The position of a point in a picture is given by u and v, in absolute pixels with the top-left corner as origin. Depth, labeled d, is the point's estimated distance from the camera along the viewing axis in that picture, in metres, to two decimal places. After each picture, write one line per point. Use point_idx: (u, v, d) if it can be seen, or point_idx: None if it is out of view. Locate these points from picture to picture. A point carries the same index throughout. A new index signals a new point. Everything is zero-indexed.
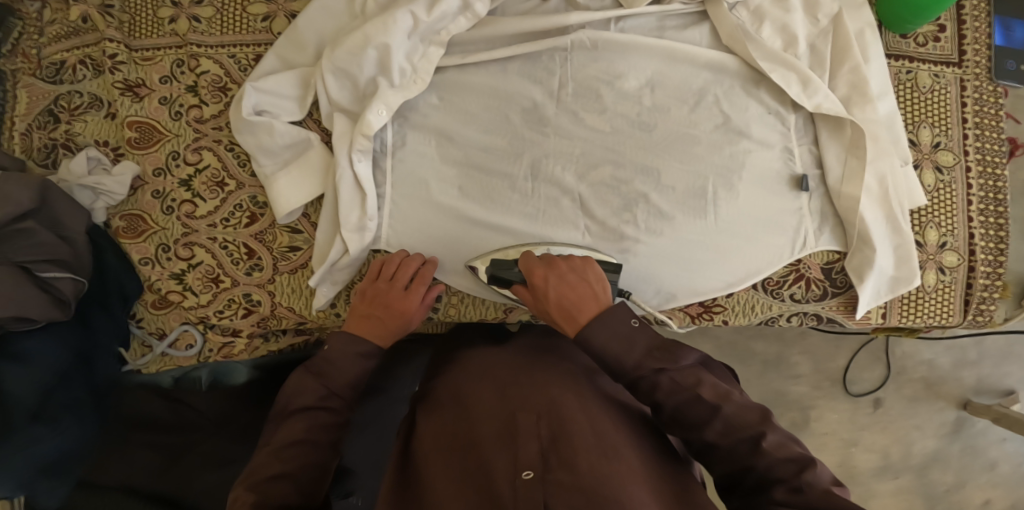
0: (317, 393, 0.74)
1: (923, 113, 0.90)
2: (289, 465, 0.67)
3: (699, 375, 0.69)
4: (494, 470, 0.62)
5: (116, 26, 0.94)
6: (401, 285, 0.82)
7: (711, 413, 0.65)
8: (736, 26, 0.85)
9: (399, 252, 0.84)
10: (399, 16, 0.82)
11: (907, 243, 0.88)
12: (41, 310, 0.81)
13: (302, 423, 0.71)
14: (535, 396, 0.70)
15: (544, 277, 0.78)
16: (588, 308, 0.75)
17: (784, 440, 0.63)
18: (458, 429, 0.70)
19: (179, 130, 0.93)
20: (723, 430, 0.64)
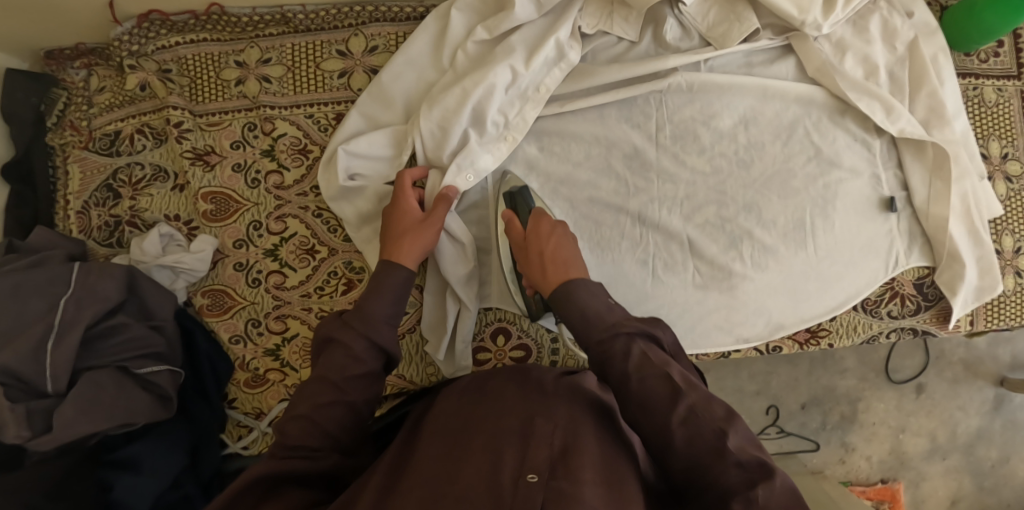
0: (336, 324, 0.67)
1: (991, 127, 0.94)
2: (305, 407, 0.61)
3: (669, 363, 0.60)
4: (498, 463, 0.55)
5: (178, 91, 0.88)
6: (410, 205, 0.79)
7: (672, 397, 0.57)
8: (823, 59, 0.86)
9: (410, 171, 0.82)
10: (498, 70, 0.81)
11: (989, 254, 0.91)
12: (146, 410, 0.77)
13: (324, 363, 0.65)
14: (558, 410, 0.64)
15: (546, 227, 0.76)
16: (572, 266, 0.72)
17: (745, 443, 0.54)
18: (468, 426, 0.63)
19: (258, 199, 0.88)
20: (703, 433, 0.54)
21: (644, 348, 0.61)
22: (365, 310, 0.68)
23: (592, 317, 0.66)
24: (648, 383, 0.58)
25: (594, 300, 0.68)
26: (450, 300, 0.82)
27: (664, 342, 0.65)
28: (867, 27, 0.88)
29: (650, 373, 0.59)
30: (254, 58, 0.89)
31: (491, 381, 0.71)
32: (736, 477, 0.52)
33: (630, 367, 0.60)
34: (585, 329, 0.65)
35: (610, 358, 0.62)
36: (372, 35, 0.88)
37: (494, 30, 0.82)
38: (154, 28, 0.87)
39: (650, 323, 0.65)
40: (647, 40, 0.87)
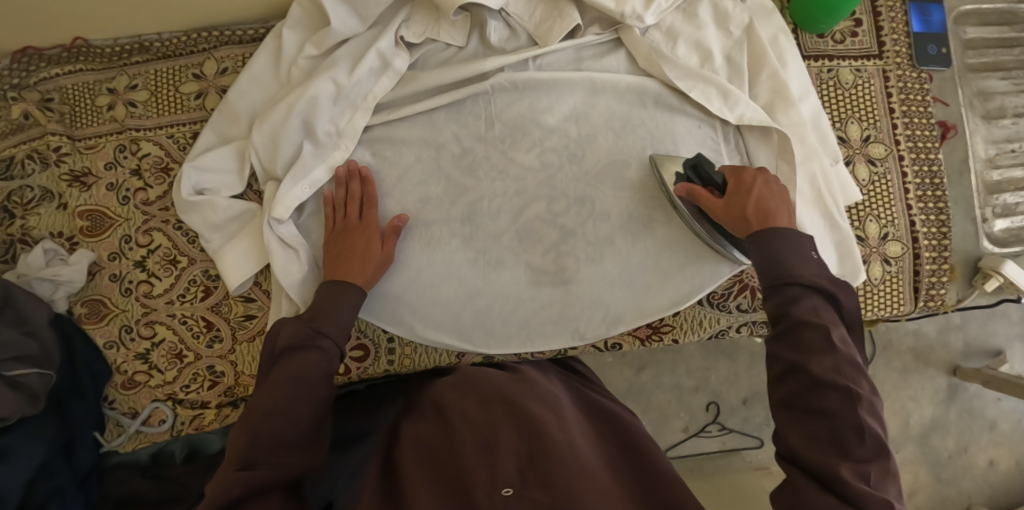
0: (306, 330, 0.73)
1: (850, 109, 0.91)
2: (281, 402, 0.67)
3: (834, 321, 0.65)
4: (471, 482, 0.63)
5: (57, 119, 0.97)
6: (356, 217, 0.85)
7: (828, 350, 0.62)
8: (649, 48, 0.86)
9: (348, 180, 0.86)
10: (320, 83, 0.85)
11: (847, 240, 0.88)
12: (13, 407, 0.83)
13: (288, 368, 0.70)
14: (516, 420, 0.72)
15: (750, 175, 0.77)
16: (776, 220, 0.72)
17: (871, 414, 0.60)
18: (440, 444, 0.71)
19: (128, 214, 0.95)
20: (835, 395, 0.61)
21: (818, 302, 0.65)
22: (338, 319, 0.77)
23: (788, 260, 0.68)
24: (808, 340, 0.63)
25: (799, 248, 0.69)
26: (287, 304, 0.87)
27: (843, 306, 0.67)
28: (697, 14, 0.87)
29: (815, 321, 0.64)
30: (123, 84, 0.96)
31: (445, 397, 0.78)
32: (864, 447, 0.59)
33: (806, 311, 0.64)
34: (778, 265, 0.68)
35: (788, 303, 0.66)
36: (222, 57, 0.95)
37: (320, 46, 0.86)
38: (33, 62, 0.95)
39: (838, 286, 0.66)
40: (474, 44, 0.89)
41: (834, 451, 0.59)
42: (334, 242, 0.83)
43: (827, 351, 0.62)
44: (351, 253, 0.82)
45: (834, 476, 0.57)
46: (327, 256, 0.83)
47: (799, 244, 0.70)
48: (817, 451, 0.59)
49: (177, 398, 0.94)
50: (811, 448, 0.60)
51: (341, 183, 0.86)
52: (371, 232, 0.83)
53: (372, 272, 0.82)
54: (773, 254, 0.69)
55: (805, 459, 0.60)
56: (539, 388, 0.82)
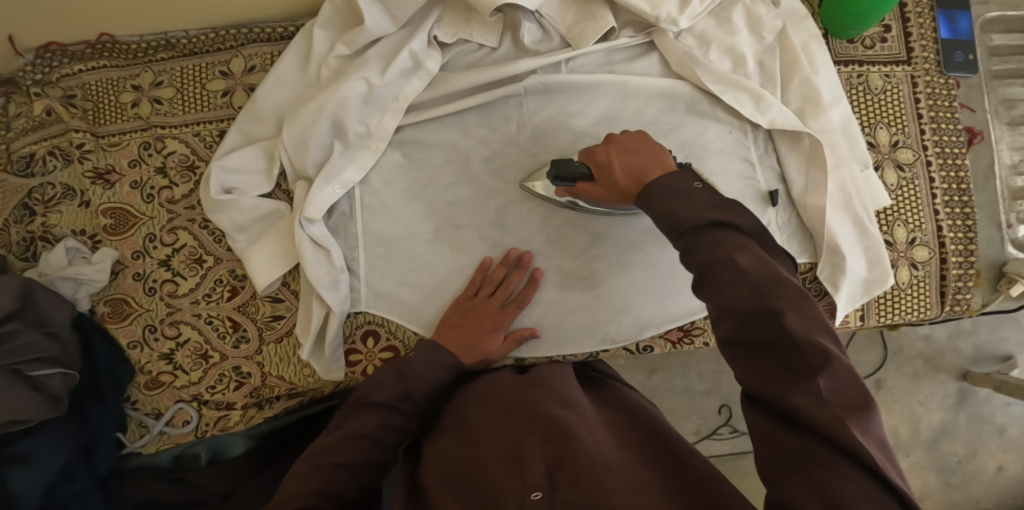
0: (400, 392, 0.74)
1: (879, 115, 0.91)
2: (348, 457, 0.67)
3: (743, 245, 0.57)
4: (501, 494, 0.63)
5: (80, 115, 0.95)
6: (498, 304, 0.85)
7: (737, 278, 0.55)
8: (682, 53, 0.86)
9: (520, 267, 0.86)
10: (352, 83, 0.84)
11: (876, 245, 0.88)
12: (34, 411, 0.82)
13: (362, 423, 0.71)
14: (538, 421, 0.71)
15: (604, 149, 0.74)
16: (649, 173, 0.68)
17: (810, 324, 0.52)
18: (464, 454, 0.70)
19: (153, 213, 0.94)
20: (762, 320, 0.53)
21: (715, 236, 0.58)
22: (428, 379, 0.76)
23: (675, 211, 0.62)
24: (718, 274, 0.56)
25: (683, 190, 0.63)
26: (317, 305, 0.86)
27: (744, 225, 0.59)
28: (730, 19, 0.87)
29: (719, 255, 0.56)
30: (148, 81, 0.95)
31: (468, 409, 0.77)
32: (811, 360, 0.51)
33: (705, 253, 0.57)
34: (669, 219, 0.62)
35: (694, 251, 0.59)
36: (250, 55, 0.94)
37: (352, 45, 0.85)
38: (56, 58, 0.94)
39: (727, 210, 0.59)
40: (507, 45, 0.89)
41: (785, 380, 0.51)
42: (463, 313, 0.84)
43: (739, 278, 0.55)
44: (471, 330, 0.82)
45: (793, 410, 0.50)
46: (446, 325, 0.83)
47: (685, 184, 0.64)
48: (772, 384, 0.51)
49: (202, 399, 0.93)
50: (765, 384, 0.52)
51: (510, 270, 0.86)
52: (501, 326, 0.84)
53: (479, 357, 0.82)
54: (660, 209, 0.63)
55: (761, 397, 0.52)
56: (560, 382, 0.81)
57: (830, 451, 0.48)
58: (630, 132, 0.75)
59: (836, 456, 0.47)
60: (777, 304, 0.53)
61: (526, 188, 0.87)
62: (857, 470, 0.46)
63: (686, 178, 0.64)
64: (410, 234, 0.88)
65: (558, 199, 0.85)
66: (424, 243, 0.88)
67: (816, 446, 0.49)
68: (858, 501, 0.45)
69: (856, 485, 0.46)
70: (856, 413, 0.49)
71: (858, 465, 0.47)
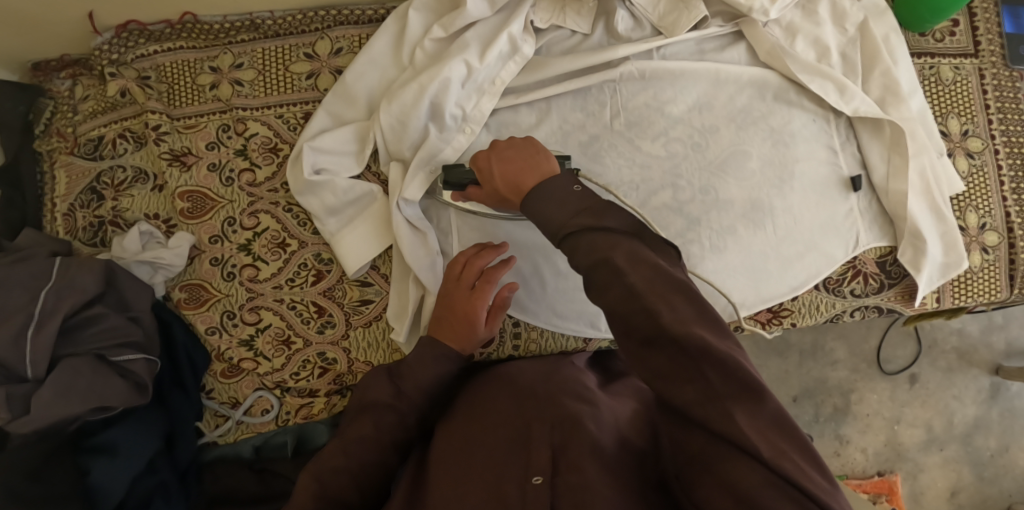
0: (391, 391, 0.74)
1: (949, 105, 0.95)
2: (350, 462, 0.69)
3: (618, 243, 0.57)
4: (504, 480, 0.63)
5: (156, 97, 0.93)
6: (468, 286, 0.80)
7: (610, 279, 0.55)
8: (773, 43, 0.89)
9: (478, 253, 0.81)
10: (453, 65, 0.84)
11: (952, 229, 0.92)
12: (121, 397, 0.79)
13: (361, 426, 0.72)
14: (548, 409, 0.71)
15: (485, 157, 0.72)
16: (525, 180, 0.67)
17: (686, 317, 0.52)
18: (470, 444, 0.70)
19: (232, 196, 0.92)
20: (640, 317, 0.53)
21: (592, 238, 0.58)
22: (423, 380, 0.75)
23: (551, 215, 0.62)
24: (595, 278, 0.56)
25: (560, 195, 0.63)
26: (414, 286, 0.85)
27: (614, 225, 0.59)
28: (816, 10, 0.90)
29: (598, 258, 0.57)
30: (227, 62, 0.93)
31: (484, 396, 0.77)
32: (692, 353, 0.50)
33: (581, 262, 0.58)
34: (545, 225, 0.62)
35: (574, 256, 0.59)
36: (337, 37, 0.92)
37: (450, 28, 0.85)
38: (133, 38, 0.92)
39: (593, 213, 0.60)
40: (600, 32, 0.90)
41: (677, 375, 0.51)
42: (441, 305, 0.80)
43: (614, 278, 0.55)
44: (455, 319, 0.79)
45: (684, 406, 0.51)
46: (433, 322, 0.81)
47: (563, 184, 0.64)
48: (661, 381, 0.52)
49: (285, 387, 0.91)
50: (657, 379, 0.52)
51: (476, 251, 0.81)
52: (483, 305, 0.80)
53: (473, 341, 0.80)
54: (537, 216, 0.63)
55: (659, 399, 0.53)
56: (567, 372, 0.81)
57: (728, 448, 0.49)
58: (516, 139, 0.73)
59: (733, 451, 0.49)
60: (647, 300, 0.53)
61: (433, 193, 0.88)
62: (750, 461, 0.48)
63: (563, 182, 0.64)
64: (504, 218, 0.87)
65: (454, 205, 0.85)
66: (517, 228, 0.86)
67: (714, 441, 0.50)
68: (759, 491, 0.47)
69: (751, 474, 0.48)
70: (743, 398, 0.50)
71: (751, 455, 0.48)
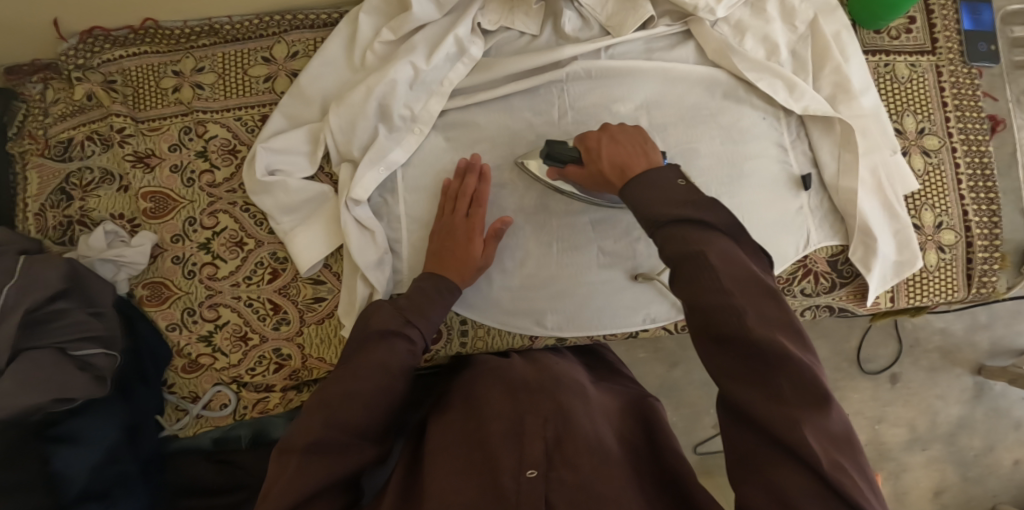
0: (398, 320, 0.76)
1: (905, 103, 0.94)
2: (359, 387, 0.70)
3: (711, 241, 0.59)
4: (497, 466, 0.67)
5: (121, 100, 0.96)
6: (463, 214, 0.85)
7: (698, 274, 0.58)
8: (720, 41, 0.89)
9: (471, 178, 0.85)
10: (400, 67, 0.86)
11: (905, 228, 0.91)
12: (83, 388, 0.81)
13: (373, 354, 0.73)
14: (544, 402, 0.75)
15: (595, 138, 0.76)
16: (632, 165, 0.70)
17: (773, 325, 0.56)
18: (470, 430, 0.73)
19: (193, 196, 0.95)
20: (723, 317, 0.56)
21: (684, 232, 0.60)
22: (430, 315, 0.78)
23: (650, 202, 0.64)
24: (684, 269, 0.58)
25: (663, 185, 0.65)
26: (362, 283, 0.87)
27: (713, 221, 0.61)
28: (764, 8, 0.90)
29: (691, 250, 0.59)
30: (189, 66, 0.96)
31: (478, 385, 0.80)
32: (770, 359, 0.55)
33: (669, 251, 0.60)
34: (640, 210, 0.65)
35: (664, 244, 0.61)
36: (293, 41, 0.95)
37: (398, 31, 0.87)
38: (98, 43, 0.96)
39: (695, 206, 0.61)
40: (548, 33, 0.91)
41: (748, 379, 0.56)
42: (438, 236, 0.85)
43: (702, 273, 0.58)
44: (454, 248, 0.83)
45: (747, 407, 0.55)
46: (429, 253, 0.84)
47: (662, 176, 0.66)
48: (732, 381, 0.56)
49: (242, 381, 0.93)
50: (729, 379, 0.56)
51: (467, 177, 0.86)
52: (475, 233, 0.84)
53: (469, 274, 0.84)
54: (637, 199, 0.66)
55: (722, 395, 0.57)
56: (556, 367, 0.85)
57: (780, 452, 0.54)
58: (626, 127, 0.77)
59: (784, 455, 0.54)
60: (737, 300, 0.56)
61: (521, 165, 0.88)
62: (799, 467, 0.53)
63: (669, 173, 0.66)
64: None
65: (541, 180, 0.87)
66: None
67: (766, 444, 0.55)
68: (799, 497, 0.52)
69: (796, 480, 0.53)
70: (813, 413, 0.53)
71: (805, 463, 0.52)
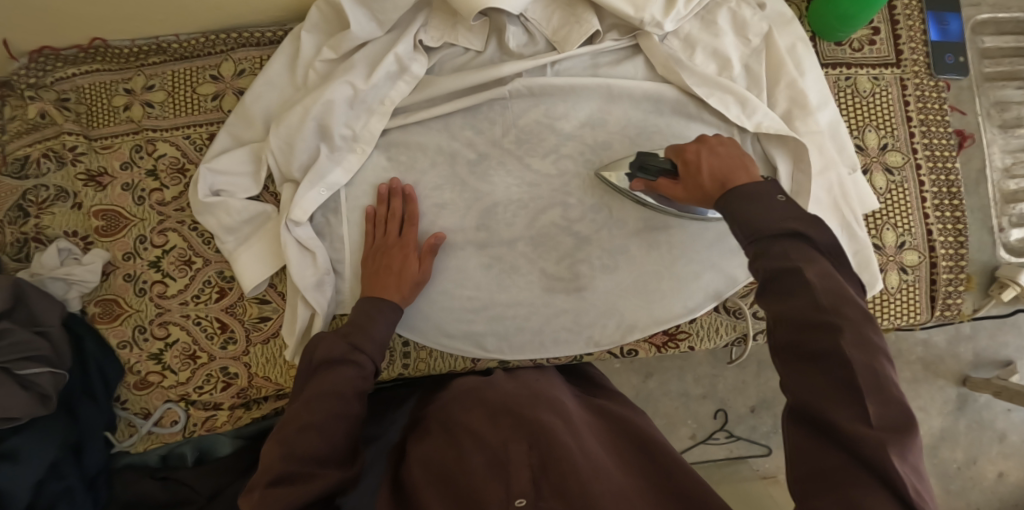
0: (344, 346, 0.74)
1: (866, 117, 0.91)
2: (318, 417, 0.68)
3: (812, 258, 0.57)
4: (486, 498, 0.63)
5: (74, 119, 0.97)
6: (396, 232, 0.85)
7: (801, 288, 0.55)
8: (667, 56, 0.86)
9: (398, 197, 0.86)
10: (338, 87, 0.84)
11: (864, 248, 0.87)
12: (24, 407, 0.83)
13: (324, 382, 0.71)
14: (525, 425, 0.71)
15: (693, 148, 0.72)
16: (734, 178, 0.66)
17: (865, 340, 0.53)
18: (453, 458, 0.70)
19: (143, 215, 0.95)
20: (822, 333, 0.53)
21: (787, 247, 0.57)
22: (375, 336, 0.77)
23: (753, 217, 0.60)
24: (785, 283, 0.56)
25: (764, 201, 0.61)
26: (302, 305, 0.87)
27: (817, 241, 0.58)
28: (715, 21, 0.87)
29: (791, 265, 0.56)
30: (139, 84, 0.96)
31: (457, 411, 0.77)
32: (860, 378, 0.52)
33: (766, 263, 0.57)
34: (745, 224, 0.61)
35: (761, 258, 0.58)
36: (240, 59, 0.95)
37: (338, 49, 0.86)
38: (49, 62, 0.96)
39: (805, 222, 0.58)
40: (493, 48, 0.89)
41: (837, 396, 0.52)
42: (374, 257, 0.84)
43: (803, 289, 0.55)
44: (392, 265, 0.82)
45: (835, 426, 0.51)
46: (366, 274, 0.84)
47: (770, 190, 0.62)
48: (815, 397, 0.53)
49: (190, 399, 0.94)
50: (813, 395, 0.53)
51: (393, 195, 0.86)
52: (410, 250, 0.84)
53: (408, 291, 0.82)
54: (738, 215, 0.62)
55: (803, 409, 0.53)
56: (541, 388, 0.82)
57: (862, 473, 0.49)
58: (723, 138, 0.73)
59: (867, 476, 0.49)
60: (836, 320, 0.53)
61: (602, 178, 0.87)
62: (880, 488, 0.48)
63: (769, 188, 0.63)
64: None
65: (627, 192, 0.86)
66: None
67: (849, 466, 0.50)
68: None
69: (881, 502, 0.48)
70: (898, 437, 0.50)
71: (887, 485, 0.48)
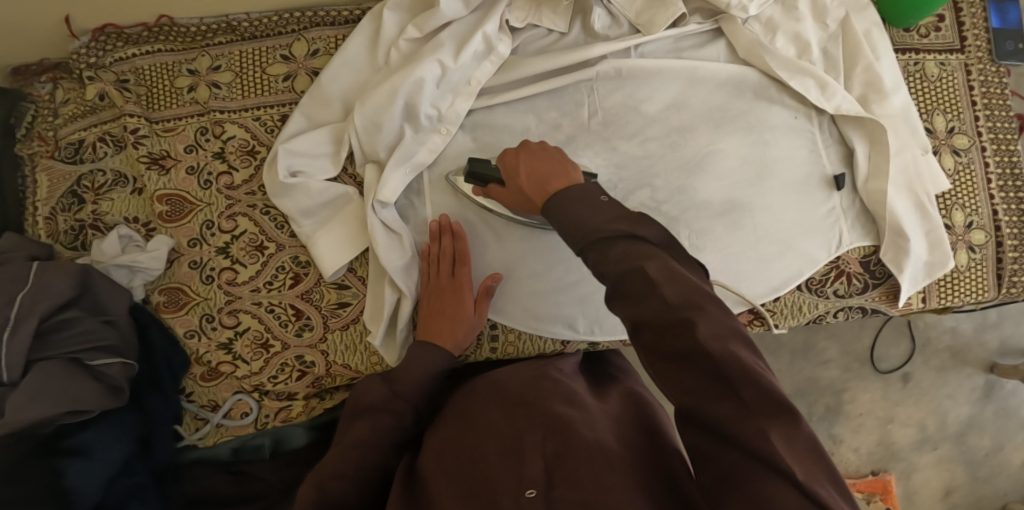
0: (385, 394, 0.74)
1: (934, 101, 0.94)
2: (349, 466, 0.67)
3: (652, 255, 0.54)
4: (497, 492, 0.59)
5: (134, 100, 0.92)
6: (447, 275, 0.83)
7: (648, 293, 0.52)
8: (751, 40, 0.87)
9: (448, 239, 0.84)
10: (427, 65, 0.83)
11: (937, 228, 0.90)
12: (96, 399, 0.79)
13: (360, 431, 0.70)
14: (540, 418, 0.67)
15: (512, 153, 0.75)
16: (554, 184, 0.67)
17: (723, 330, 0.50)
18: (467, 451, 0.67)
19: (210, 199, 0.92)
20: (677, 331, 0.50)
21: (628, 247, 0.55)
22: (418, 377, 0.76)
23: (583, 220, 0.59)
24: (630, 287, 0.53)
25: (589, 203, 0.60)
26: (389, 288, 0.85)
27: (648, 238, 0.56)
28: (796, 6, 0.89)
29: (630, 267, 0.53)
30: (205, 65, 0.93)
31: (477, 407, 0.74)
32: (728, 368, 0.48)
33: (609, 267, 0.54)
34: (577, 228, 0.59)
35: (603, 263, 0.55)
36: (313, 39, 0.93)
37: (424, 28, 0.85)
38: (111, 41, 0.92)
39: (634, 221, 0.56)
40: (577, 30, 0.89)
41: (716, 388, 0.48)
42: (427, 300, 0.83)
43: (650, 291, 0.52)
44: (445, 314, 0.82)
45: (717, 422, 0.47)
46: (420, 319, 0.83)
47: (593, 191, 0.62)
48: (695, 398, 0.49)
49: (263, 389, 0.92)
50: (688, 394, 0.49)
51: (442, 235, 0.84)
52: (463, 294, 0.83)
53: (462, 337, 0.82)
54: (566, 219, 0.60)
55: (686, 415, 0.49)
56: (571, 383, 0.78)
57: (751, 464, 0.46)
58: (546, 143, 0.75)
59: (756, 466, 0.46)
60: (694, 321, 0.50)
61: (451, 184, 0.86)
62: (776, 476, 0.45)
63: (591, 191, 0.62)
64: (484, 217, 0.87)
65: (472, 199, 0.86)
66: (495, 228, 0.87)
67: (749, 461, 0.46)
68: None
69: (780, 494, 0.44)
70: (780, 419, 0.47)
71: (784, 474, 0.45)
